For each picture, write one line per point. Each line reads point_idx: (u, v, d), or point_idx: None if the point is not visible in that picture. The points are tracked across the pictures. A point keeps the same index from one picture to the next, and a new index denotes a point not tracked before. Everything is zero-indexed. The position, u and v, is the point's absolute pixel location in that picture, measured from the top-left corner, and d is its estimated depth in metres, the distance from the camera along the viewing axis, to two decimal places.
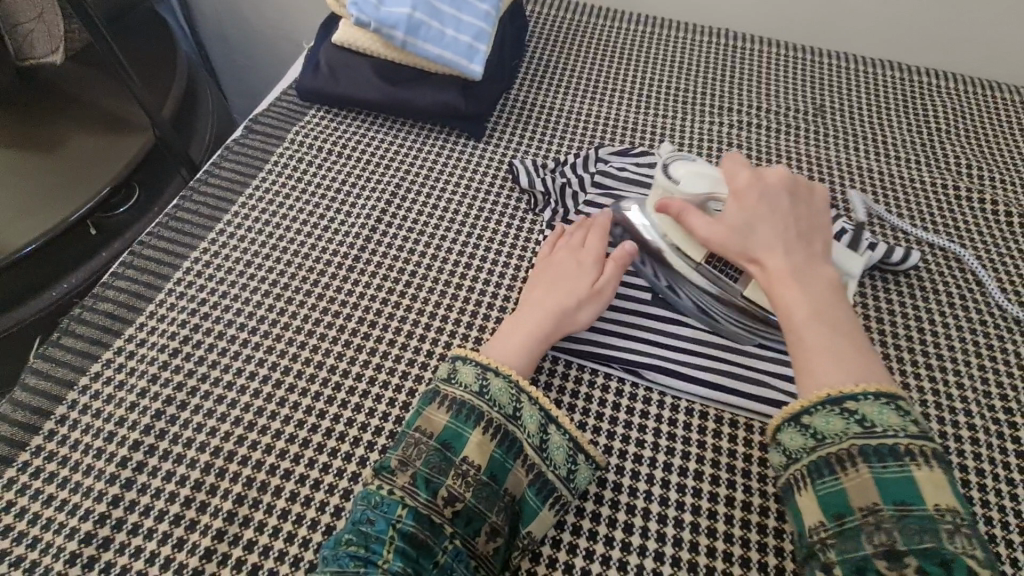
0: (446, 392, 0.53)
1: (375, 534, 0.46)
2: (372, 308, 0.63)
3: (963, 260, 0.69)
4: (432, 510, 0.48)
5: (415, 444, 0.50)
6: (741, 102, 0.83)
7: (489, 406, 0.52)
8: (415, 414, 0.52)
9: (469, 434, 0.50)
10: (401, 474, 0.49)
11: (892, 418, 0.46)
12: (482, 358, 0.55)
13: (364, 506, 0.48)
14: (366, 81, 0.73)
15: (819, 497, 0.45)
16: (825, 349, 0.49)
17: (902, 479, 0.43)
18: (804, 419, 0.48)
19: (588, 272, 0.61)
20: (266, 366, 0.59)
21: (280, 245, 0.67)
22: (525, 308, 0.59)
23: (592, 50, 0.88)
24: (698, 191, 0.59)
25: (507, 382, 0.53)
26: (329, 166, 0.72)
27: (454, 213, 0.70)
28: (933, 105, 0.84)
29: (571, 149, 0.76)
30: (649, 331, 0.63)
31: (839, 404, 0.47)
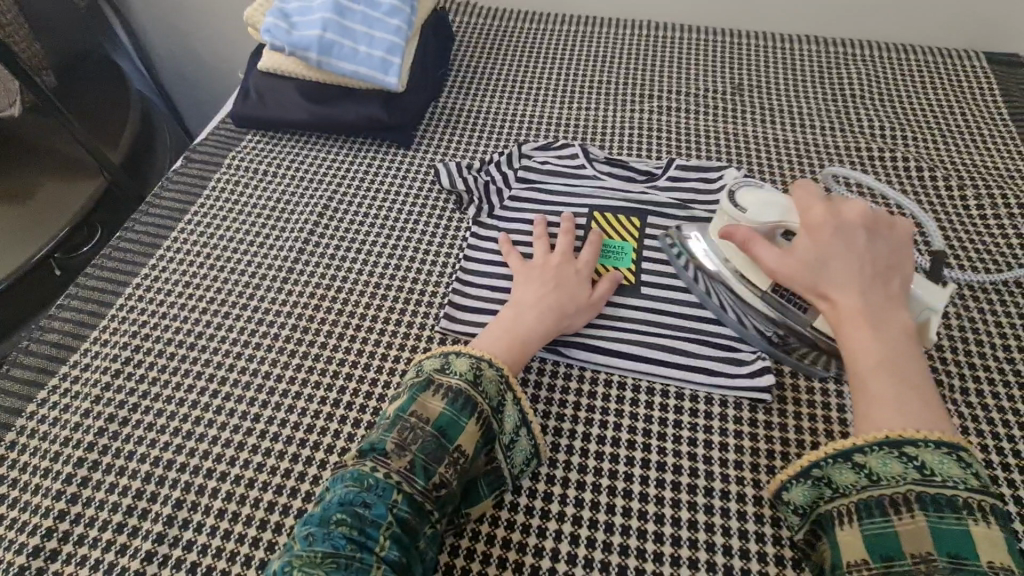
0: (440, 380, 0.49)
1: (371, 518, 0.43)
2: (301, 319, 0.61)
3: None
4: (425, 498, 0.45)
5: (411, 429, 0.47)
6: (667, 89, 0.82)
7: (482, 397, 0.49)
8: (408, 400, 0.49)
9: (465, 423, 0.47)
10: (397, 458, 0.46)
11: (953, 468, 0.41)
12: (474, 350, 0.52)
13: (352, 488, 0.44)
14: (293, 104, 0.73)
15: (866, 537, 0.41)
16: (892, 398, 0.44)
17: (958, 533, 0.39)
18: (856, 458, 0.44)
19: (583, 278, 0.59)
20: (202, 377, 0.57)
21: (207, 262, 0.65)
22: (519, 310, 0.56)
23: (518, 53, 0.88)
24: (766, 219, 0.54)
25: (499, 375, 0.51)
26: (263, 190, 0.71)
27: (386, 219, 0.68)
28: (860, 73, 0.83)
29: (501, 147, 0.75)
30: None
31: (898, 447, 0.43)
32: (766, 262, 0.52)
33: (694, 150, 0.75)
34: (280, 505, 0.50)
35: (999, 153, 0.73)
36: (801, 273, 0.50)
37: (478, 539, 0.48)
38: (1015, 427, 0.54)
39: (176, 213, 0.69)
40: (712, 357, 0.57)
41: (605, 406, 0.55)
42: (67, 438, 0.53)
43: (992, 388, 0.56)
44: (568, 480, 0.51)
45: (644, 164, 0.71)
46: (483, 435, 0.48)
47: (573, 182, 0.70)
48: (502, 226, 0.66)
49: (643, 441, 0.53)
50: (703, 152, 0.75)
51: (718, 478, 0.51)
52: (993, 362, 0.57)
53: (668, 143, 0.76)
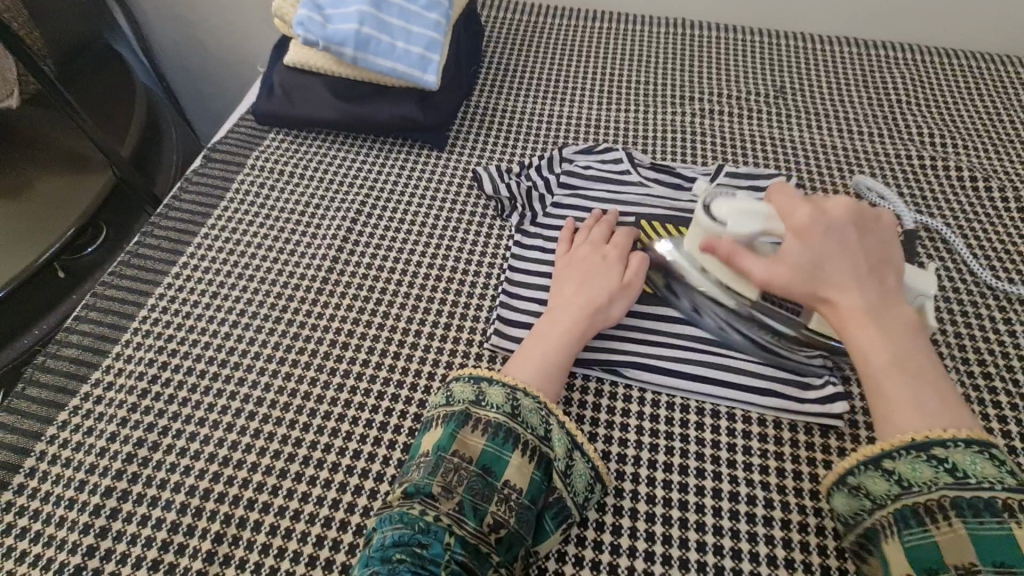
0: (478, 414, 0.47)
1: (430, 557, 0.40)
2: (339, 334, 0.57)
3: (950, 240, 0.64)
4: (481, 540, 0.42)
5: (454, 470, 0.45)
6: (706, 91, 0.80)
7: (523, 428, 0.47)
8: (446, 437, 0.46)
9: (509, 457, 0.45)
10: (445, 500, 0.43)
11: (987, 468, 0.39)
12: (508, 378, 0.49)
13: (403, 530, 0.42)
14: (321, 101, 0.69)
15: (908, 549, 0.39)
16: (911, 402, 0.43)
17: (1002, 538, 0.36)
18: (886, 463, 0.42)
19: (618, 266, 0.57)
20: (238, 398, 0.53)
21: (236, 271, 0.61)
22: (554, 308, 0.55)
23: (550, 52, 0.85)
24: (748, 230, 0.50)
25: (537, 403, 0.48)
26: (292, 193, 0.67)
27: (425, 226, 0.65)
28: (901, 79, 0.81)
29: (540, 151, 0.72)
30: (627, 329, 0.57)
31: (926, 449, 0.41)
32: (755, 274, 0.50)
33: (740, 156, 0.72)
34: (329, 539, 0.46)
35: None
36: (799, 281, 0.48)
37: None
38: None
39: (200, 217, 0.65)
40: (767, 376, 0.54)
41: (669, 431, 0.52)
42: (93, 465, 0.49)
43: None
44: (636, 512, 0.48)
45: (692, 169, 0.69)
46: (531, 464, 0.46)
47: (620, 189, 0.66)
48: (548, 234, 0.63)
49: (712, 469, 0.50)
50: (748, 158, 0.72)
51: (795, 509, 0.48)
52: None
53: (713, 148, 0.73)
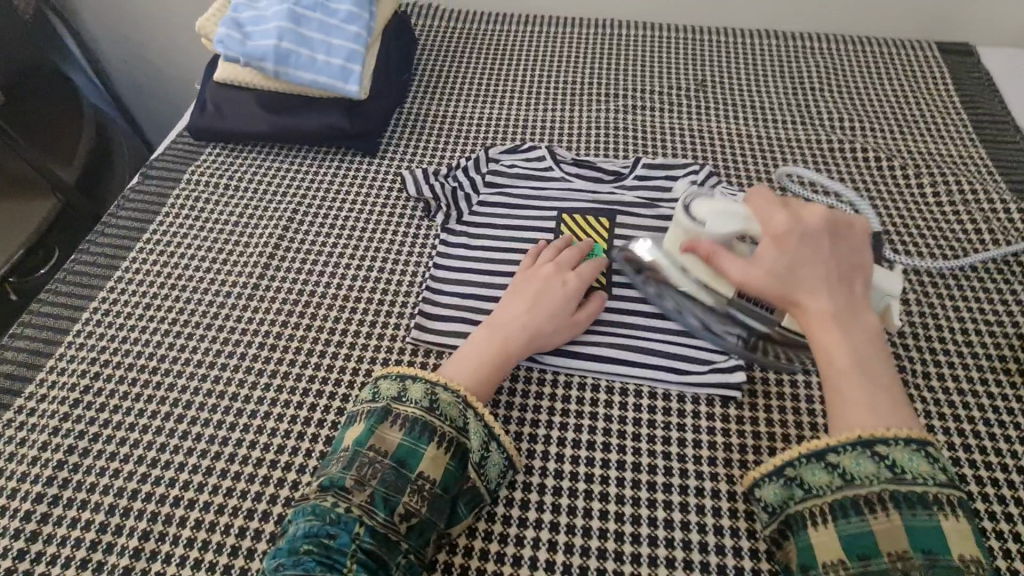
0: (397, 410, 0.49)
1: (337, 547, 0.43)
2: (268, 337, 0.59)
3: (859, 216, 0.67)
4: (393, 530, 0.44)
5: (369, 463, 0.46)
6: (629, 87, 0.83)
7: (441, 421, 0.48)
8: (365, 431, 0.48)
9: (423, 450, 0.47)
10: (357, 492, 0.45)
11: (922, 465, 0.41)
12: (429, 375, 0.51)
13: (314, 521, 0.44)
14: (252, 115, 0.71)
15: (843, 536, 0.41)
16: (864, 402, 0.44)
17: (932, 529, 0.39)
18: (830, 458, 0.44)
19: (573, 296, 0.57)
20: (168, 402, 0.55)
21: (168, 282, 0.63)
22: (499, 324, 0.56)
23: (481, 56, 0.88)
24: (728, 229, 0.52)
25: (455, 397, 0.50)
26: (224, 206, 0.70)
27: (353, 231, 0.67)
28: (811, 69, 0.86)
29: (467, 152, 0.75)
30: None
31: (870, 446, 0.42)
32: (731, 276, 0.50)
33: (660, 148, 0.76)
34: (251, 530, 0.48)
35: (958, 143, 0.75)
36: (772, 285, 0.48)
37: (456, 551, 0.48)
38: (989, 411, 0.54)
39: (134, 232, 0.67)
40: (673, 355, 0.57)
41: (580, 410, 0.55)
42: (25, 473, 0.51)
43: (965, 371, 0.57)
44: (544, 486, 0.51)
45: (611, 163, 0.72)
46: (449, 454, 0.47)
47: (542, 185, 0.70)
48: (473, 231, 0.66)
49: (618, 443, 0.53)
50: (666, 148, 0.76)
51: (693, 475, 0.51)
52: (952, 346, 0.58)
53: (635, 142, 0.76)
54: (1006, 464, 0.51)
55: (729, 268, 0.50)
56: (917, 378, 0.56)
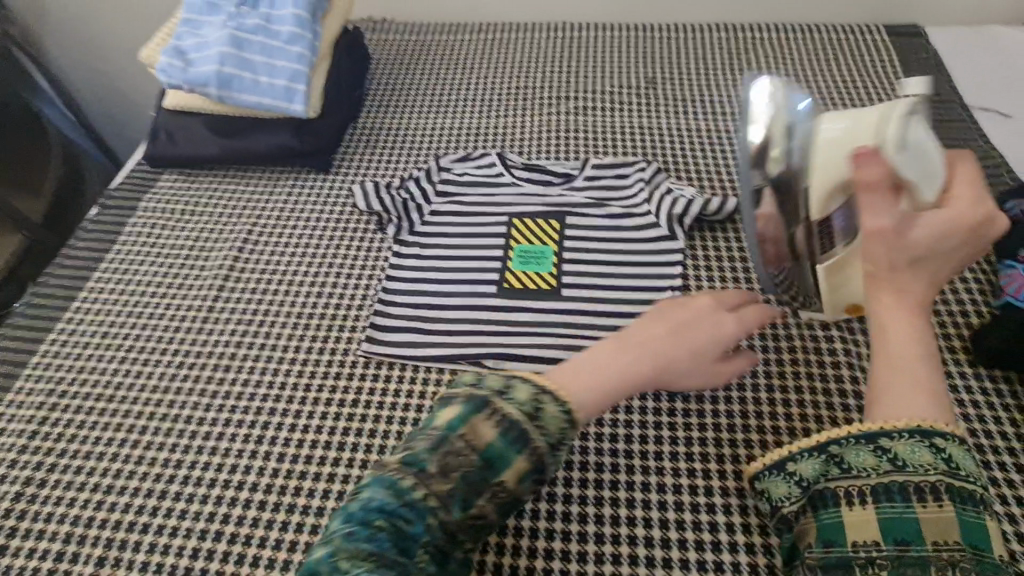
0: (496, 403, 0.40)
1: (412, 535, 0.37)
2: (223, 358, 0.60)
3: None
4: (459, 527, 0.39)
5: (455, 453, 0.38)
6: (578, 89, 0.84)
7: (537, 434, 0.39)
8: (458, 417, 0.39)
9: (515, 458, 0.39)
10: (438, 481, 0.38)
11: (973, 463, 0.36)
12: (540, 376, 0.42)
13: (389, 499, 0.37)
14: (203, 139, 0.72)
15: (882, 519, 0.35)
16: (930, 385, 0.37)
17: (979, 526, 0.34)
18: (885, 440, 0.36)
19: (724, 340, 0.48)
20: (124, 429, 0.56)
21: (124, 309, 0.64)
22: (637, 344, 0.45)
23: (432, 66, 0.89)
24: (921, 176, 0.39)
25: (561, 414, 0.40)
26: (179, 231, 0.70)
27: (307, 248, 0.68)
28: (758, 60, 0.86)
29: (418, 163, 0.76)
30: (492, 321, 0.60)
31: (930, 437, 0.35)
32: (870, 216, 0.38)
33: (609, 147, 0.76)
34: (205, 550, 0.49)
35: None
36: (906, 242, 0.38)
37: None
38: None
39: (90, 263, 0.68)
40: None
41: None
42: None
43: None
44: None
45: (561, 166, 0.72)
46: (532, 466, 0.40)
47: (492, 193, 0.70)
48: (425, 242, 0.67)
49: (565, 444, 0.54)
50: (614, 147, 0.76)
51: (640, 471, 0.52)
52: None
53: (586, 143, 0.77)
54: None
55: (875, 209, 0.38)
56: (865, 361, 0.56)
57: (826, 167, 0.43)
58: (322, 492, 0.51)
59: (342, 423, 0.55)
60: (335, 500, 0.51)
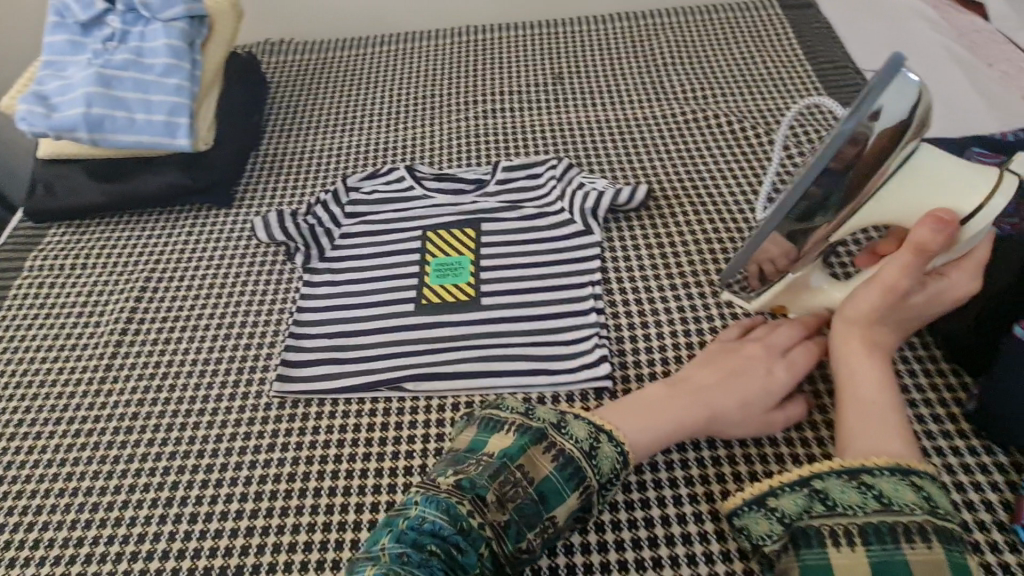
0: (555, 437, 0.45)
1: (463, 562, 0.39)
2: (125, 418, 0.56)
3: (714, 179, 0.68)
4: (508, 561, 0.41)
5: (512, 483, 0.43)
6: (483, 92, 0.83)
7: (593, 472, 0.44)
8: (515, 447, 0.44)
9: (569, 495, 0.43)
10: (494, 510, 0.42)
11: (949, 504, 0.39)
12: (596, 418, 0.47)
13: (444, 521, 0.40)
14: (86, 187, 0.67)
15: (871, 561, 0.37)
16: (891, 425, 0.44)
17: (965, 567, 0.36)
18: (865, 477, 0.40)
19: (776, 388, 0.50)
20: (19, 511, 0.51)
21: (14, 381, 0.59)
22: (690, 388, 0.50)
23: (332, 84, 0.86)
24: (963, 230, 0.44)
25: (616, 451, 0.46)
26: (70, 288, 0.66)
27: (211, 289, 0.64)
28: (658, 45, 0.87)
29: (324, 186, 0.73)
30: (411, 340, 0.58)
31: (908, 474, 0.40)
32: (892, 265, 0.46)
33: (518, 148, 0.75)
34: None
35: (801, 92, 0.77)
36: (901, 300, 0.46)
37: None
38: None
39: None
40: (549, 357, 0.56)
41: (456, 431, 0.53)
42: None
43: None
44: None
45: (472, 173, 0.71)
46: (582, 504, 0.44)
47: (402, 208, 0.68)
48: (336, 267, 0.64)
49: None
50: (524, 147, 0.75)
51: None
52: None
53: (496, 146, 0.76)
54: None
55: (902, 263, 0.45)
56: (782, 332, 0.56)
57: (907, 199, 0.44)
58: (239, 548, 0.48)
59: (260, 471, 0.52)
60: (254, 555, 0.48)
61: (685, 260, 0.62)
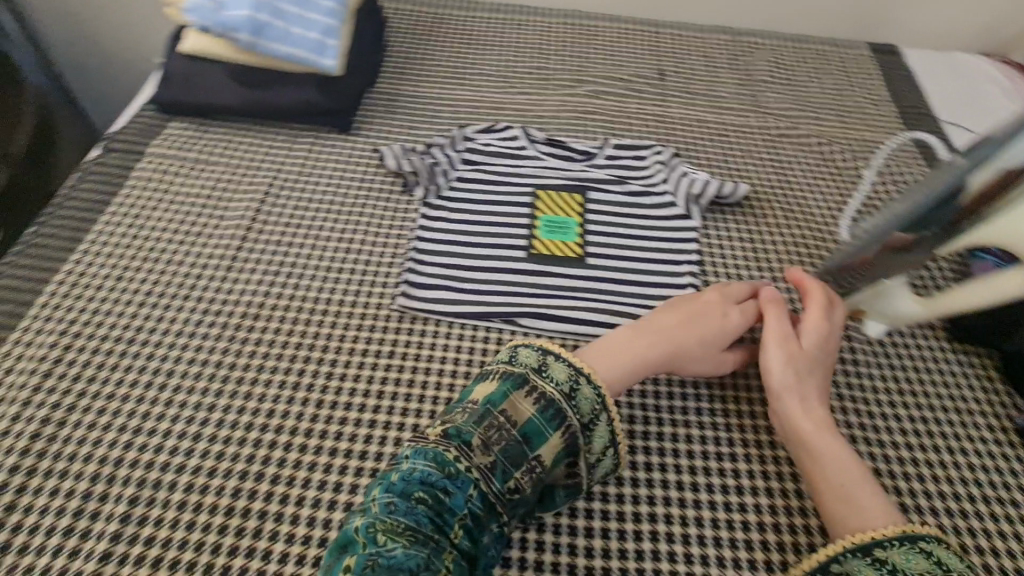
0: (536, 382, 0.44)
1: (451, 505, 0.39)
2: (252, 306, 0.59)
3: (807, 191, 0.74)
4: (499, 502, 0.41)
5: (497, 428, 0.42)
6: (593, 73, 0.87)
7: (574, 413, 0.44)
8: (499, 393, 0.43)
9: (551, 434, 0.42)
10: (480, 453, 0.41)
11: None
12: (574, 358, 0.47)
13: (434, 469, 0.40)
14: (223, 88, 0.70)
15: None
16: (845, 488, 0.44)
17: None
18: (922, 543, 0.38)
19: (729, 331, 0.53)
20: (148, 371, 0.54)
21: (140, 253, 0.62)
22: (652, 330, 0.51)
23: (450, 39, 0.90)
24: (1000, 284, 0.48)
25: (596, 393, 0.45)
26: (196, 179, 0.68)
27: (333, 204, 0.68)
28: (757, 60, 0.93)
29: (442, 130, 0.76)
30: (524, 283, 0.62)
31: (915, 542, 0.39)
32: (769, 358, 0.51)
33: (625, 129, 0.80)
34: (246, 490, 0.48)
35: (888, 127, 0.83)
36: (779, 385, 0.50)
37: None
38: (919, 359, 0.61)
39: (100, 204, 0.65)
40: None
41: None
42: None
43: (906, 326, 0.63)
44: None
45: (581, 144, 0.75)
46: (566, 447, 0.43)
47: (516, 163, 0.72)
48: (452, 206, 0.67)
49: None
50: (631, 130, 0.80)
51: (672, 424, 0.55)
52: None
53: (604, 124, 0.80)
54: (934, 403, 0.58)
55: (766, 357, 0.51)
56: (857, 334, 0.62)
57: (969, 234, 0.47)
58: (363, 437, 0.52)
59: (380, 373, 0.56)
60: (377, 444, 0.51)
61: (775, 258, 0.67)
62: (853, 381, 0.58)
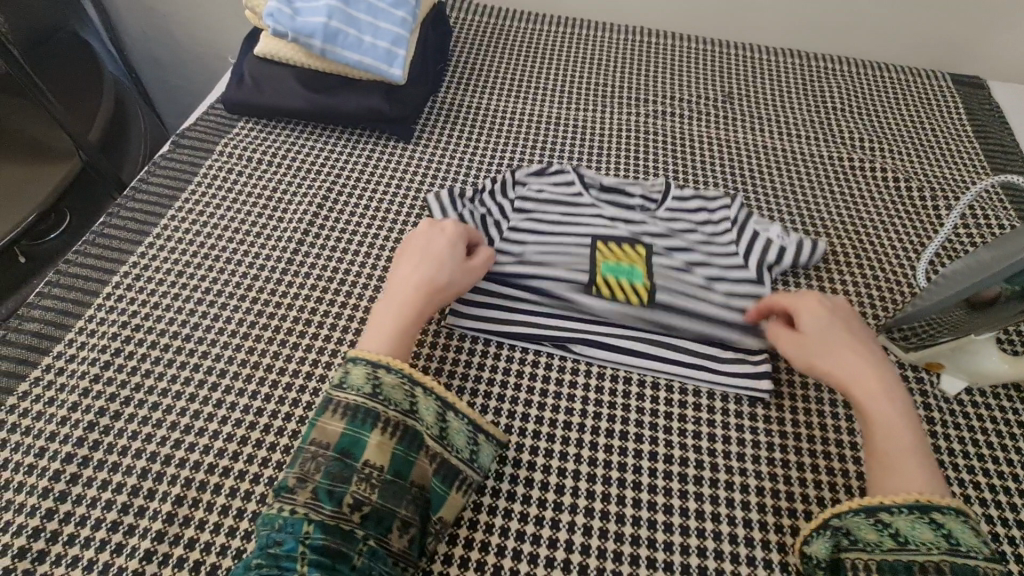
0: (339, 397, 0.48)
1: (285, 553, 0.41)
2: (304, 311, 0.59)
3: (878, 230, 0.70)
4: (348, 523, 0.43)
5: (312, 458, 0.45)
6: (655, 93, 0.85)
7: (385, 405, 0.48)
8: (310, 427, 0.47)
9: (367, 437, 0.46)
10: (301, 491, 0.44)
11: (969, 537, 0.43)
12: (371, 355, 0.50)
13: (265, 531, 0.43)
14: (289, 91, 0.71)
15: None
16: (900, 455, 0.47)
17: None
18: (883, 516, 0.45)
19: (450, 245, 0.57)
20: (201, 370, 0.55)
21: (200, 251, 0.63)
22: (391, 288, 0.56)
23: (512, 51, 0.89)
24: None
25: (400, 377, 0.49)
26: (258, 180, 0.69)
27: (389, 214, 0.68)
28: (829, 87, 0.88)
29: (500, 145, 0.76)
30: (576, 307, 0.61)
31: (928, 511, 0.44)
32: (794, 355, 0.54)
33: (687, 154, 0.78)
34: None
35: (970, 166, 0.78)
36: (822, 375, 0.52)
37: (489, 548, 0.48)
38: (1000, 422, 0.56)
39: (166, 200, 0.67)
40: (704, 355, 0.58)
41: (611, 401, 0.57)
42: (53, 433, 0.51)
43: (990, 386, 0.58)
44: (579, 473, 0.52)
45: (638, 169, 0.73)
46: (403, 434, 0.47)
47: None
48: None
49: (649, 434, 0.55)
50: (692, 154, 0.77)
51: (723, 469, 0.53)
52: None
53: (665, 147, 0.78)
54: (1016, 473, 0.53)
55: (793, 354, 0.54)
56: (932, 389, 0.57)
57: None
58: None
59: None
60: None
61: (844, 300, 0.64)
62: (926, 440, 0.54)
